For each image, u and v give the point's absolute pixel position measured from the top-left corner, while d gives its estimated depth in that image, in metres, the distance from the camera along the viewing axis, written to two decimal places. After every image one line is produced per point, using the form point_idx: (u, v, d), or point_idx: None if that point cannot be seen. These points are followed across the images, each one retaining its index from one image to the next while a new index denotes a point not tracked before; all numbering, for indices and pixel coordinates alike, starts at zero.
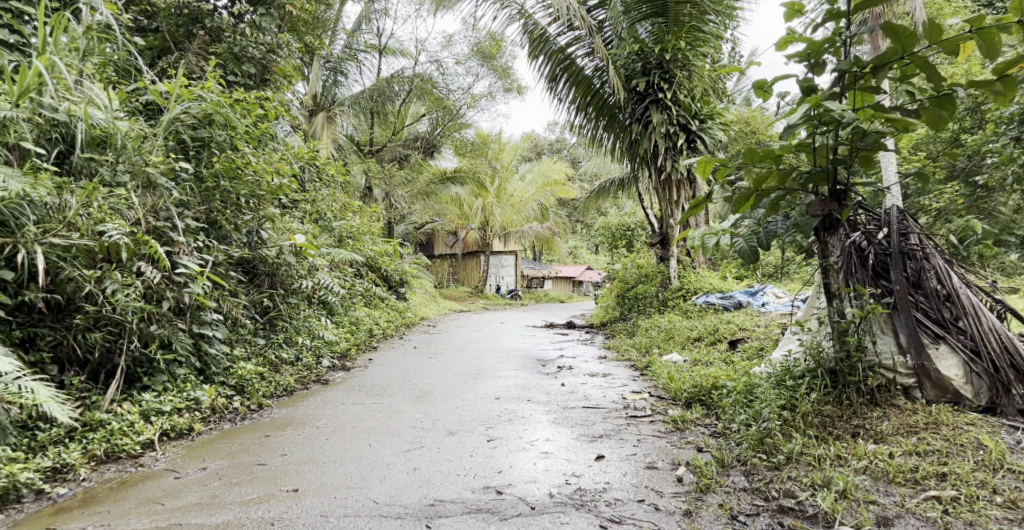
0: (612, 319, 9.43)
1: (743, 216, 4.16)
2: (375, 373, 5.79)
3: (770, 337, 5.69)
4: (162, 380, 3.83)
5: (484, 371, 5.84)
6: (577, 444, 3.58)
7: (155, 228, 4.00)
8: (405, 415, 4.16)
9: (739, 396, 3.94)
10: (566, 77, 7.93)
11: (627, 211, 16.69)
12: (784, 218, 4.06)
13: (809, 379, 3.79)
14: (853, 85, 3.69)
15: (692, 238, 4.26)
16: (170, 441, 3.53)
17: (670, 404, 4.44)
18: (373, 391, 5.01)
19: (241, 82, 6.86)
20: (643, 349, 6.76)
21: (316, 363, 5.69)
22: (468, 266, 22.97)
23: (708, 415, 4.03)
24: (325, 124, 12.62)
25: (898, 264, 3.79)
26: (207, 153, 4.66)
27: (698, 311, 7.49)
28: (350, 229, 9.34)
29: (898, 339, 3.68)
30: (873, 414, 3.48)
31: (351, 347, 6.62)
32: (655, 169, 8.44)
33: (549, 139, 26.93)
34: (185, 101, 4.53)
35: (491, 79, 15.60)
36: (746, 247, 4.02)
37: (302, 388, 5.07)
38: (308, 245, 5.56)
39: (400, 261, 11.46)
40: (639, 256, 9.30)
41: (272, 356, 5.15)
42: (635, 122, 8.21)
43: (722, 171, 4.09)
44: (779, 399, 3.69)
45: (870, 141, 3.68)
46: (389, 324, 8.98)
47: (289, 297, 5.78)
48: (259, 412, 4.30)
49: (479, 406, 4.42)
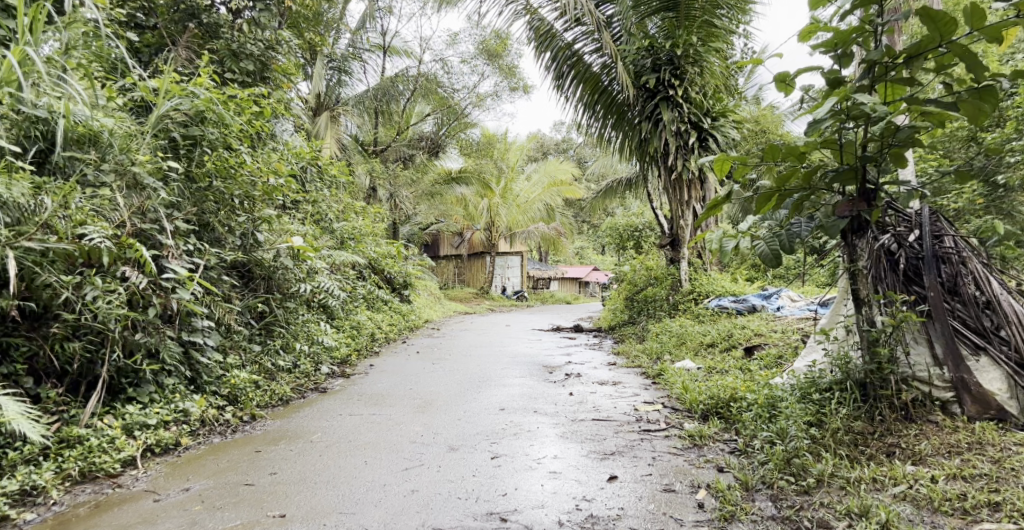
0: (620, 322, 9.21)
1: (764, 218, 3.92)
2: (376, 380, 5.59)
3: (787, 344, 5.45)
4: (149, 392, 3.61)
5: (488, 378, 5.62)
6: (588, 463, 3.35)
7: (142, 231, 3.80)
8: (405, 428, 3.94)
9: (760, 410, 3.72)
10: (574, 75, 7.73)
11: (634, 211, 16.44)
12: (808, 219, 3.78)
13: (838, 393, 3.57)
14: (884, 77, 3.45)
15: (709, 240, 4.01)
16: (154, 458, 3.31)
17: (685, 416, 4.20)
18: (373, 400, 4.80)
19: (239, 79, 6.65)
20: (653, 355, 6.53)
21: (315, 370, 5.49)
22: (474, 268, 22.74)
23: (727, 429, 3.81)
24: (328, 124, 12.33)
25: (933, 269, 3.55)
26: (199, 151, 4.43)
27: (710, 315, 7.24)
28: (352, 231, 9.13)
29: (933, 350, 3.44)
30: (909, 432, 3.27)
31: (351, 353, 6.42)
32: (665, 168, 8.21)
33: (556, 139, 26.66)
34: (176, 97, 4.27)
35: (496, 78, 15.17)
36: (768, 251, 3.77)
37: (300, 397, 4.87)
38: (306, 248, 5.34)
39: (404, 264, 11.24)
40: (649, 258, 9.05)
41: (268, 363, 4.96)
42: (645, 120, 7.96)
43: (742, 170, 3.86)
44: (805, 414, 3.47)
45: (903, 137, 3.44)
46: (392, 327, 8.76)
47: (287, 301, 5.57)
48: (254, 424, 4.10)
49: (483, 418, 4.19)
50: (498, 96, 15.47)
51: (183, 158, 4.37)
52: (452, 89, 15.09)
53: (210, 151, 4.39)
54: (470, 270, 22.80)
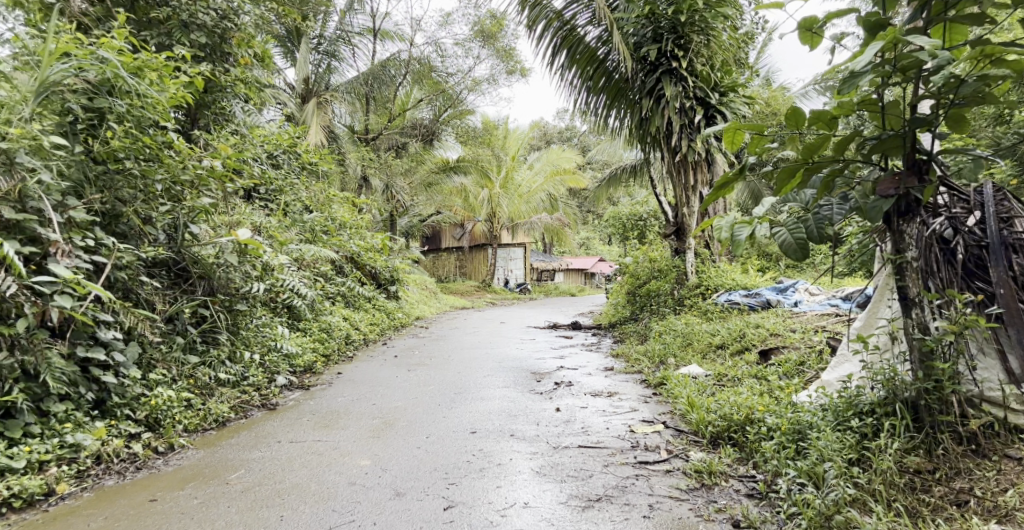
0: (622, 319, 8.48)
1: (785, 201, 3.16)
2: (337, 393, 4.90)
3: (809, 347, 4.71)
4: (24, 424, 2.96)
5: (465, 390, 4.90)
6: (565, 517, 2.69)
7: (23, 225, 3.14)
8: (348, 462, 3.25)
9: (784, 440, 3.02)
10: (567, 48, 7.03)
11: (640, 200, 15.59)
12: (841, 200, 3.03)
13: (883, 418, 2.87)
14: (942, 15, 2.70)
15: (718, 228, 3.17)
16: (15, 513, 2.70)
17: (690, 442, 3.48)
18: (324, 421, 4.10)
19: (191, 54, 5.92)
20: (655, 359, 5.80)
21: (268, 382, 4.82)
22: (475, 260, 22.00)
23: (743, 462, 3.11)
24: (316, 111, 11.65)
25: (1000, 261, 2.80)
26: (104, 127, 3.63)
27: (719, 312, 6.48)
28: (325, 223, 8.43)
29: (1007, 365, 2.70)
30: (982, 473, 2.56)
31: (317, 359, 5.73)
32: (668, 149, 7.40)
33: (559, 127, 25.85)
34: (76, 62, 3.48)
35: (493, 60, 14.09)
36: (792, 240, 3.00)
37: (241, 417, 4.21)
38: (252, 243, 4.64)
39: (392, 258, 10.50)
40: (652, 248, 8.31)
41: (204, 378, 4.27)
42: (645, 97, 7.16)
43: (755, 142, 3.15)
44: (842, 447, 2.78)
45: (969, 92, 2.68)
46: (373, 327, 8.09)
47: (234, 303, 4.88)
48: (169, 457, 3.37)
49: (447, 446, 3.49)
50: (495, 80, 14.44)
51: (81, 137, 3.56)
52: (446, 73, 14.15)
53: (118, 128, 3.60)
54: (471, 263, 22.04)
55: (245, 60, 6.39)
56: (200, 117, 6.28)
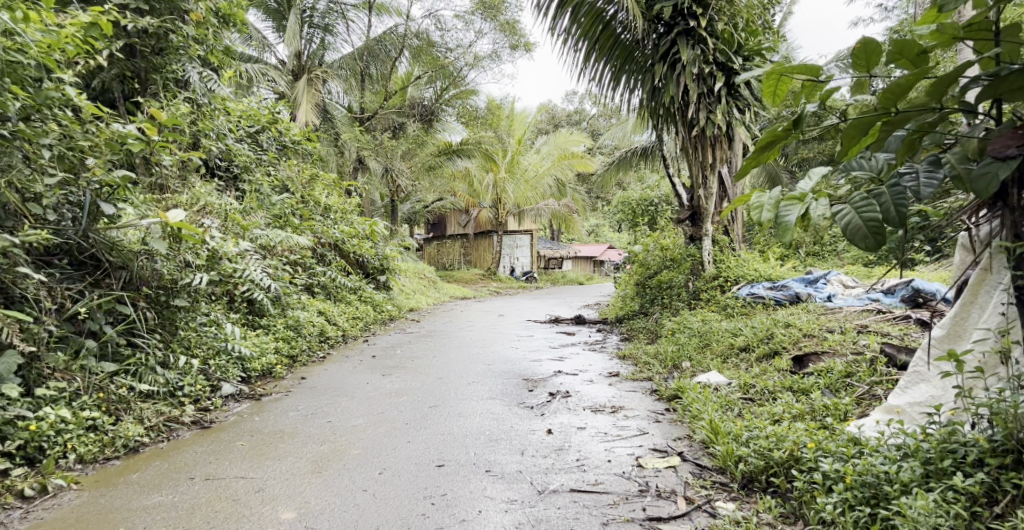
0: (630, 313, 7.63)
1: (849, 168, 2.27)
2: (291, 405, 4.11)
3: (858, 354, 3.85)
4: None
5: (441, 403, 4.09)
6: None
7: None
8: (265, 518, 2.51)
9: (857, 498, 2.25)
10: (570, 8, 5.90)
11: (652, 184, 14.61)
12: (930, 167, 2.20)
13: (1004, 474, 2.11)
14: None
15: (756, 206, 2.32)
16: None
17: (718, 486, 2.66)
18: (260, 447, 3.31)
19: (130, 7, 5.07)
20: (668, 363, 4.95)
21: (208, 391, 4.05)
22: (480, 248, 21.11)
23: (790, 522, 2.33)
24: (308, 88, 10.67)
25: None
26: None
27: (742, 308, 5.62)
28: (300, 206, 7.59)
29: None
30: None
31: (278, 361, 4.93)
32: (684, 123, 6.51)
33: (568, 110, 24.82)
34: None
35: (496, 34, 13.02)
36: (860, 223, 2.14)
37: (161, 438, 3.44)
38: (183, 227, 3.67)
39: (383, 246, 9.62)
40: (664, 235, 7.39)
41: (119, 390, 3.46)
42: (658, 62, 6.26)
43: (808, 90, 2.32)
44: (947, 521, 2.04)
45: None
46: (353, 321, 7.30)
47: (171, 298, 4.10)
48: (39, 505, 2.66)
49: (401, 488, 2.72)
50: (499, 57, 13.34)
51: None
52: (445, 48, 13.17)
53: None
54: (476, 250, 21.17)
55: (200, 16, 5.35)
56: (149, 83, 5.47)
